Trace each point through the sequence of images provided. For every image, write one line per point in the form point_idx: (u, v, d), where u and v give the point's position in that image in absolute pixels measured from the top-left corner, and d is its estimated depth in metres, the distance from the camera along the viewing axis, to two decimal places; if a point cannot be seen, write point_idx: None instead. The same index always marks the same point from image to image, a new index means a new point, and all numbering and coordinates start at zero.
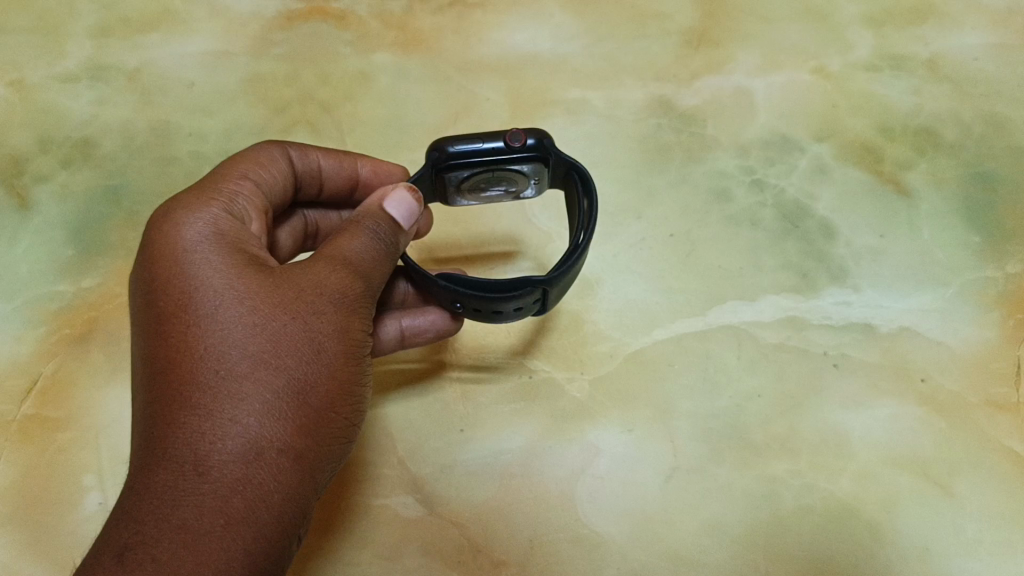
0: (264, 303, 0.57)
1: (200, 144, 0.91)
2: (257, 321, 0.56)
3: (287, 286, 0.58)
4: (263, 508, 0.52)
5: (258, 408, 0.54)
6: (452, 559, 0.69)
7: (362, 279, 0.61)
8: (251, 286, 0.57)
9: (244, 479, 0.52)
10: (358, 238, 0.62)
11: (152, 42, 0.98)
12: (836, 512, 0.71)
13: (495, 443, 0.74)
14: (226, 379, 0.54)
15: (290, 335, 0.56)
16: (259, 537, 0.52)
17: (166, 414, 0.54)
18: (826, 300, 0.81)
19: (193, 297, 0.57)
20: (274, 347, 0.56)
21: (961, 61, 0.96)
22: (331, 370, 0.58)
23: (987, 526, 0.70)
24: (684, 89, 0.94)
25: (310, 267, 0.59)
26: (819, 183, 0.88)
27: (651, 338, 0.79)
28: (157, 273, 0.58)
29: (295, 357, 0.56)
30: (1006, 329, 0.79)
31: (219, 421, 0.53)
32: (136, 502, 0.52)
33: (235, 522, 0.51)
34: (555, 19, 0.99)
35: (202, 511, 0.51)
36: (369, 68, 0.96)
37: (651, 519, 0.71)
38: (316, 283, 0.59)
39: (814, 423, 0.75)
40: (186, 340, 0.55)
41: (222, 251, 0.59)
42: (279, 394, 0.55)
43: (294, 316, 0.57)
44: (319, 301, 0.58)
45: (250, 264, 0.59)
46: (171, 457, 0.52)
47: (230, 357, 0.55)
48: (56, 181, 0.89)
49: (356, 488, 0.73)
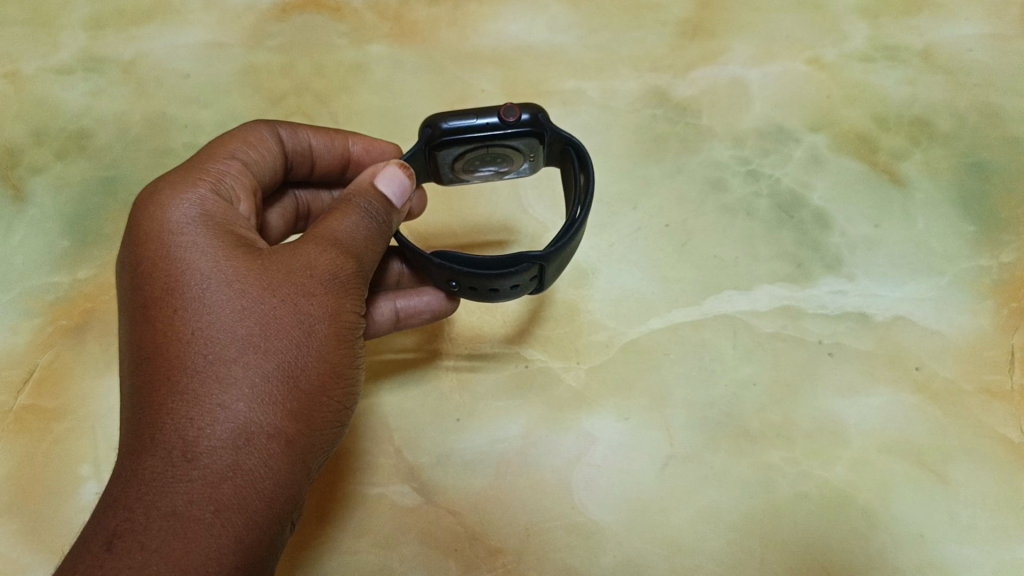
0: (252, 286, 0.57)
1: (195, 134, 0.91)
2: (246, 304, 0.56)
3: (275, 269, 0.58)
4: (253, 494, 0.53)
5: (247, 392, 0.54)
6: (448, 547, 0.70)
7: (355, 258, 0.61)
8: (239, 268, 0.57)
9: (234, 464, 0.52)
10: (349, 216, 0.62)
11: (147, 34, 0.98)
12: (832, 499, 0.71)
13: (492, 431, 0.75)
14: (215, 363, 0.54)
15: (280, 318, 0.56)
16: (249, 523, 0.52)
17: (155, 398, 0.54)
18: (822, 289, 0.81)
19: (181, 280, 0.57)
20: (263, 331, 0.56)
21: (955, 52, 0.96)
22: (322, 352, 0.58)
23: (982, 513, 0.71)
24: (680, 80, 0.94)
25: (299, 248, 0.60)
26: (814, 172, 0.88)
27: (646, 328, 0.79)
28: (145, 256, 0.58)
29: (284, 341, 0.56)
30: (1000, 317, 0.79)
31: (208, 406, 0.53)
32: (125, 489, 0.52)
33: (226, 509, 0.52)
34: (551, 10, 0.99)
35: (191, 497, 0.51)
36: (364, 59, 0.96)
37: (648, 507, 0.71)
38: (305, 264, 0.59)
39: (809, 411, 0.75)
40: (174, 324, 0.55)
41: (209, 233, 0.59)
42: (269, 378, 0.55)
43: (283, 299, 0.57)
44: (309, 283, 0.58)
45: (239, 246, 0.59)
46: (160, 444, 0.52)
47: (219, 342, 0.55)
48: (52, 172, 0.89)
49: (353, 477, 0.73)
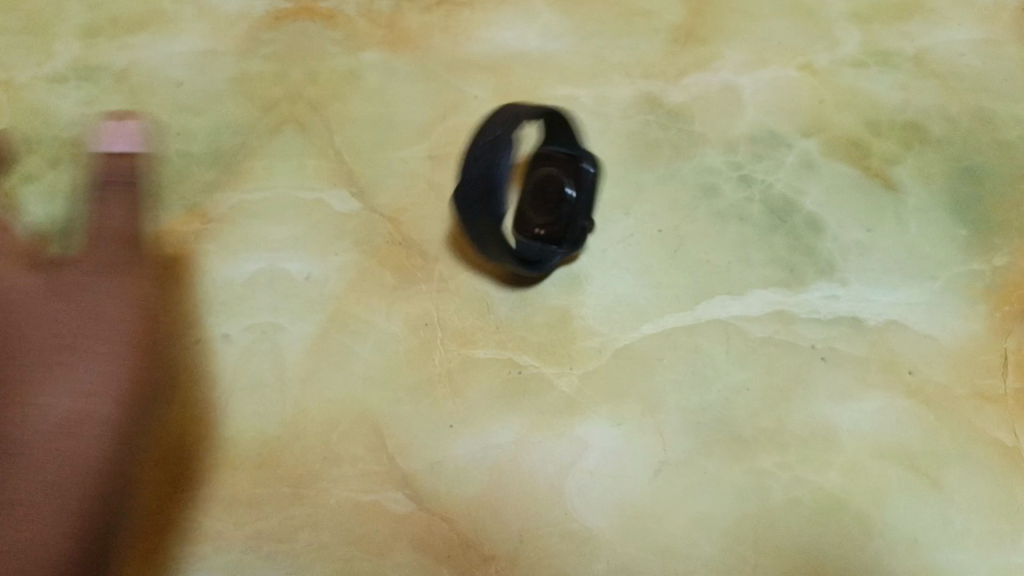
0: (60, 318, 0.76)
1: (189, 142, 0.91)
2: (40, 330, 0.76)
3: (67, 304, 0.77)
4: (73, 480, 0.71)
5: (64, 397, 0.73)
6: (441, 553, 0.71)
7: (127, 242, 0.80)
8: (93, 306, 0.77)
9: (50, 452, 0.72)
10: (120, 216, 0.81)
11: (139, 42, 0.98)
12: (825, 504, 0.72)
13: (484, 438, 0.74)
14: (50, 379, 0.74)
15: (76, 344, 0.75)
16: (79, 502, 0.71)
17: (4, 402, 0.73)
18: (814, 294, 0.81)
19: (69, 313, 0.76)
20: (58, 353, 0.75)
21: (948, 56, 0.96)
22: (112, 374, 0.74)
23: (974, 517, 0.71)
24: (672, 86, 0.94)
25: (84, 289, 0.78)
26: (806, 178, 0.88)
27: (639, 334, 0.79)
28: (46, 296, 0.77)
29: (87, 360, 0.74)
30: (992, 321, 0.79)
31: (40, 395, 0.73)
32: (5, 474, 0.71)
33: (59, 489, 0.70)
34: (543, 18, 0.98)
35: (36, 475, 0.71)
36: (357, 67, 0.96)
37: (640, 513, 0.71)
38: (161, 287, 0.81)
39: (803, 417, 0.75)
40: (45, 345, 0.75)
41: (75, 278, 0.78)
42: (70, 389, 0.74)
43: (90, 326, 0.76)
44: (93, 316, 0.76)
45: (70, 289, 0.78)
46: (36, 439, 0.72)
47: (29, 357, 0.75)
48: (46, 181, 0.89)
49: (347, 484, 0.74)
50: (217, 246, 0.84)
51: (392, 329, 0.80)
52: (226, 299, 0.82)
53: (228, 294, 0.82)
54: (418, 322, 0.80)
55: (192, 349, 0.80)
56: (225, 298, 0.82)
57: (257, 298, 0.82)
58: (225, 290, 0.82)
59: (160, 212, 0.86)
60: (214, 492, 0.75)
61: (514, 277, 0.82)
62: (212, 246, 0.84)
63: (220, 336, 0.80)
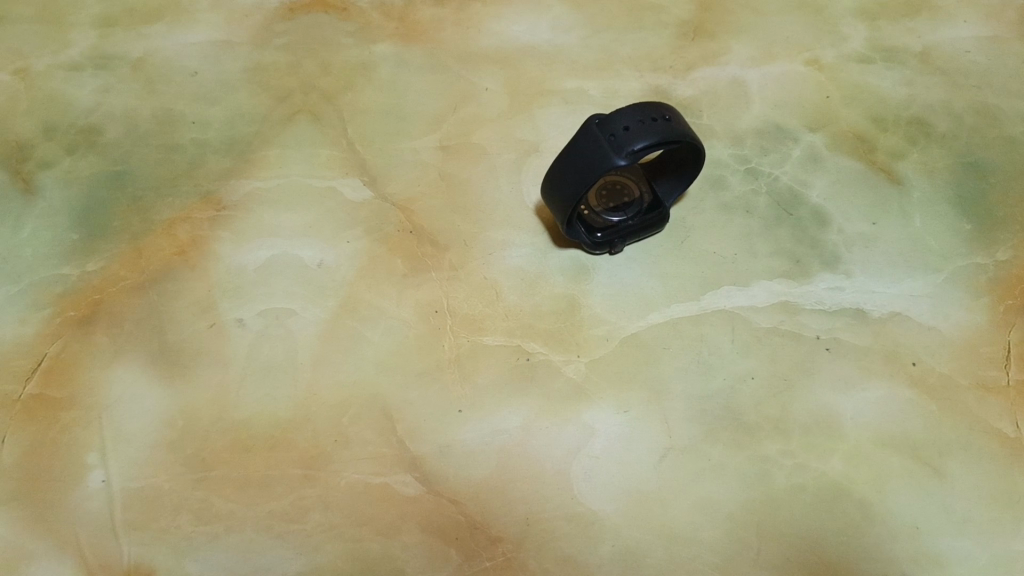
0: (100, 306, 0.81)
1: (203, 131, 0.93)
2: (81, 319, 0.81)
3: (107, 294, 0.82)
4: (101, 458, 0.75)
5: (98, 381, 0.78)
6: (449, 536, 0.71)
7: (164, 242, 0.85)
8: (129, 296, 0.82)
9: (83, 432, 0.76)
10: (163, 219, 0.87)
11: (156, 32, 1.00)
12: (828, 491, 0.73)
13: (493, 422, 0.76)
14: (89, 364, 0.79)
15: (113, 332, 0.80)
16: (104, 478, 0.74)
17: (47, 387, 0.78)
18: (819, 285, 0.82)
19: (110, 304, 0.82)
20: (97, 340, 0.80)
21: (953, 53, 0.97)
22: (144, 359, 0.79)
23: (977, 506, 0.72)
24: (680, 80, 0.96)
25: (123, 282, 0.83)
26: (813, 171, 0.89)
27: (645, 322, 0.80)
28: (93, 289, 0.83)
29: (122, 347, 0.79)
30: (996, 313, 0.80)
31: (81, 374, 0.78)
32: (45, 452, 0.75)
33: (89, 466, 0.74)
34: (553, 11, 1.01)
35: (70, 453, 0.75)
36: (369, 59, 0.97)
37: (646, 497, 0.72)
38: (180, 272, 0.83)
39: (806, 405, 0.76)
40: (84, 333, 0.80)
41: (116, 273, 0.83)
42: (104, 373, 0.78)
43: (125, 314, 0.81)
44: (130, 306, 0.81)
45: (109, 281, 0.83)
46: (76, 420, 0.76)
47: (69, 343, 0.80)
48: (61, 167, 0.90)
49: (356, 466, 0.74)
50: (230, 232, 0.85)
51: (402, 315, 0.81)
52: (240, 285, 0.83)
53: (241, 280, 0.83)
54: (428, 309, 0.81)
55: (204, 333, 0.80)
56: (238, 283, 0.83)
57: (270, 284, 0.83)
58: (238, 276, 0.83)
59: (174, 199, 0.88)
60: (227, 474, 0.74)
61: (523, 266, 0.84)
62: (225, 233, 0.85)
63: (233, 322, 0.81)
